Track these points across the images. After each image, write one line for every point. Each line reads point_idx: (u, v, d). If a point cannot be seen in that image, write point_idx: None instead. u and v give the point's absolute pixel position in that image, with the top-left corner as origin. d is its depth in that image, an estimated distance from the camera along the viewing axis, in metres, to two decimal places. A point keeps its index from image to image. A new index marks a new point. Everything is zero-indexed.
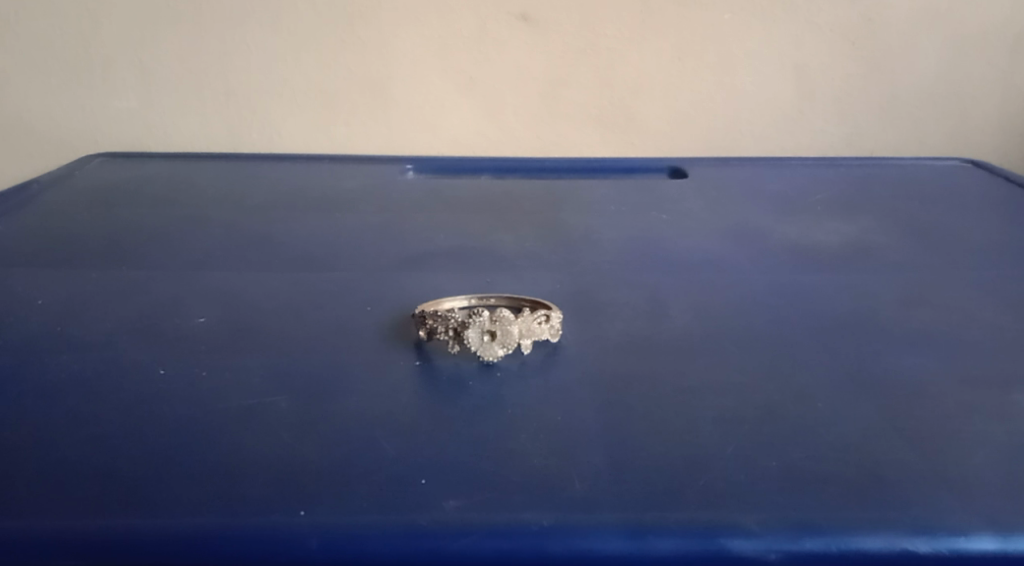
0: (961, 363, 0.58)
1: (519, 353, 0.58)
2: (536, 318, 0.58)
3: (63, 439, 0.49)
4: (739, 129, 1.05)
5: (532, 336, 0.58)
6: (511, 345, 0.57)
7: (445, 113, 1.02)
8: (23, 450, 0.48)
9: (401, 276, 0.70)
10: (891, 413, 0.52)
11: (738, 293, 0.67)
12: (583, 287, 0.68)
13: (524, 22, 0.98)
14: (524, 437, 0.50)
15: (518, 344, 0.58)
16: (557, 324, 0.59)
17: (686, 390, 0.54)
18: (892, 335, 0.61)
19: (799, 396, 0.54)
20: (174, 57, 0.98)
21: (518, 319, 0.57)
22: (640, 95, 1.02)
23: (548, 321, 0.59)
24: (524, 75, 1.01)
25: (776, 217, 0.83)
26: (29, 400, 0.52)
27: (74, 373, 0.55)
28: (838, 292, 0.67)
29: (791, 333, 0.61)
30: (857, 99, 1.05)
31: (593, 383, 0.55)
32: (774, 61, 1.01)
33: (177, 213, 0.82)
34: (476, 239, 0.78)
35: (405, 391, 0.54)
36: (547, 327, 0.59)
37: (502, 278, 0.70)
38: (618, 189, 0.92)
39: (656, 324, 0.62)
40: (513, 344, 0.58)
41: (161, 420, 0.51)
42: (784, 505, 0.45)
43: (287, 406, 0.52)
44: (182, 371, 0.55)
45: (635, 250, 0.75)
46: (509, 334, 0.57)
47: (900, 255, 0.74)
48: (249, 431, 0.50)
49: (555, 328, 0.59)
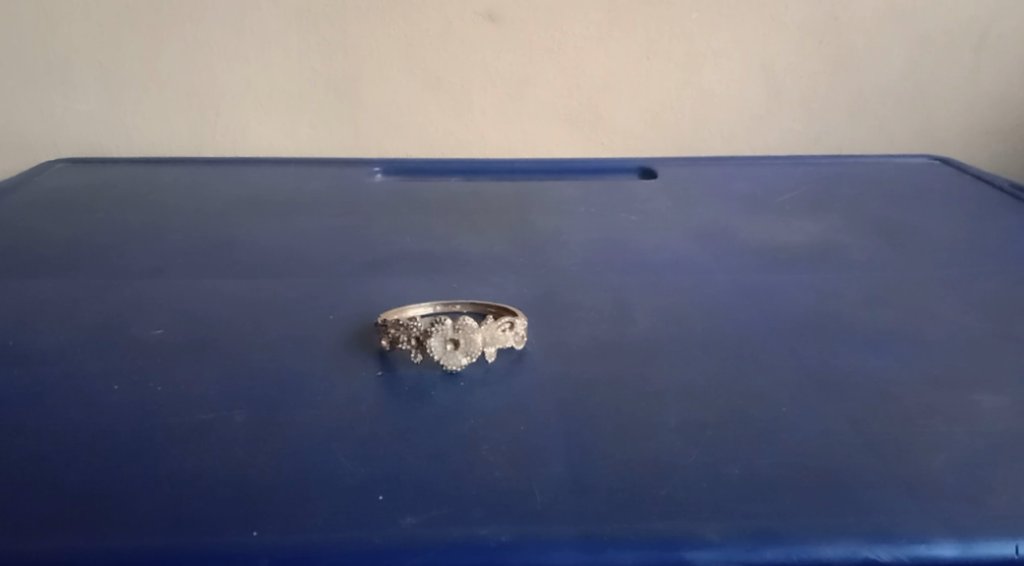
0: (925, 364, 0.58)
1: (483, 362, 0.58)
2: (500, 325, 0.58)
3: (12, 456, 0.48)
4: (709, 129, 1.05)
5: (496, 343, 0.58)
6: (475, 353, 0.57)
7: (414, 114, 1.01)
8: None
9: (365, 282, 0.69)
10: (853, 416, 0.52)
11: (703, 296, 0.67)
12: (549, 290, 0.68)
13: (490, 22, 0.97)
14: (486, 448, 0.49)
15: (483, 352, 0.57)
16: (522, 330, 0.59)
17: (650, 395, 0.54)
18: (856, 336, 0.61)
19: (762, 400, 0.53)
20: (136, 58, 0.97)
21: (482, 327, 0.57)
22: (609, 95, 1.02)
23: (513, 328, 0.59)
24: (492, 76, 1.00)
25: (743, 217, 0.83)
26: None
27: (26, 387, 0.54)
28: (803, 293, 0.67)
29: (756, 335, 0.61)
30: (825, 98, 1.05)
31: (557, 390, 0.55)
32: (742, 60, 1.01)
33: (138, 219, 0.81)
34: (442, 242, 0.77)
35: (366, 401, 0.53)
36: (510, 334, 0.58)
37: (467, 283, 0.69)
38: (586, 190, 0.91)
39: (622, 328, 0.62)
40: (476, 352, 0.57)
41: (114, 436, 0.50)
42: (745, 514, 0.45)
43: (244, 419, 0.51)
44: (138, 384, 0.54)
45: (602, 252, 0.75)
46: (472, 342, 0.57)
47: (866, 255, 0.75)
48: (206, 446, 0.49)
49: (520, 335, 0.59)
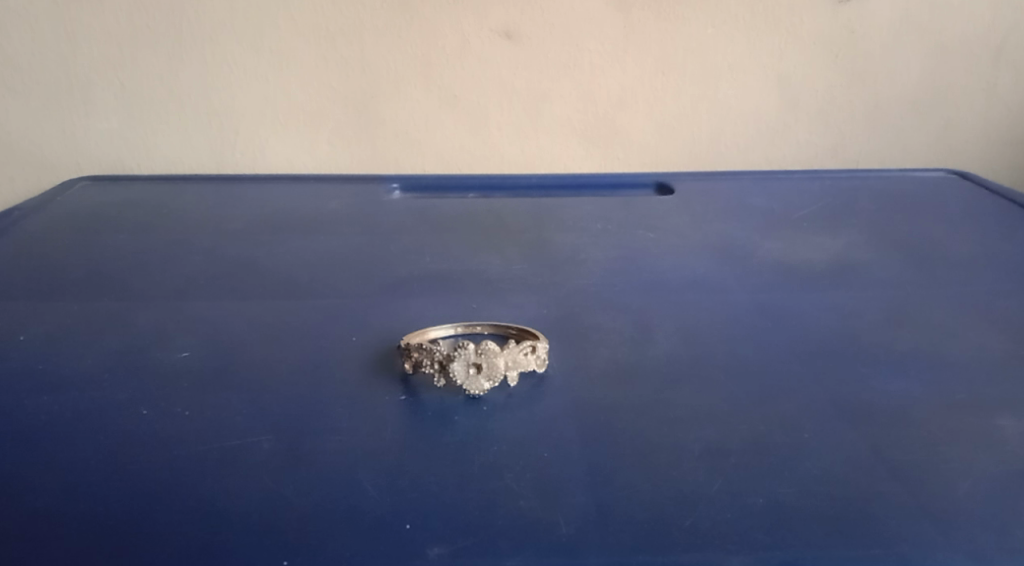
0: (946, 387, 0.58)
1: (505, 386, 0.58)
2: (522, 349, 0.58)
3: (46, 485, 0.49)
4: (726, 143, 1.05)
5: (518, 367, 0.58)
6: (497, 378, 0.57)
7: (431, 130, 1.02)
8: (9, 496, 0.48)
9: (385, 304, 0.69)
10: (876, 442, 0.52)
11: (722, 316, 0.67)
12: (570, 311, 0.68)
13: (507, 38, 0.97)
14: (511, 476, 0.50)
15: (505, 376, 0.58)
16: (543, 354, 0.59)
17: (673, 420, 0.54)
18: (879, 358, 0.61)
19: (785, 425, 0.54)
20: (156, 76, 0.98)
21: (503, 351, 0.57)
22: (625, 110, 1.02)
23: (535, 352, 0.59)
24: (508, 92, 1.00)
25: (761, 234, 0.83)
26: (12, 443, 0.52)
27: (55, 414, 0.55)
28: (824, 313, 0.68)
29: (776, 357, 0.61)
30: (841, 112, 1.05)
31: (580, 414, 0.55)
32: (758, 75, 1.01)
33: (161, 239, 0.82)
34: (462, 262, 0.78)
35: (390, 427, 0.54)
36: (533, 357, 0.58)
37: (488, 304, 0.70)
38: (603, 206, 0.91)
39: (642, 350, 0.62)
40: (499, 376, 0.58)
41: (142, 464, 0.50)
42: (771, 545, 0.45)
43: (271, 445, 0.52)
44: (166, 409, 0.55)
45: (620, 271, 0.75)
46: (495, 367, 0.57)
47: (886, 274, 0.75)
48: (234, 474, 0.50)
49: (542, 358, 0.59)
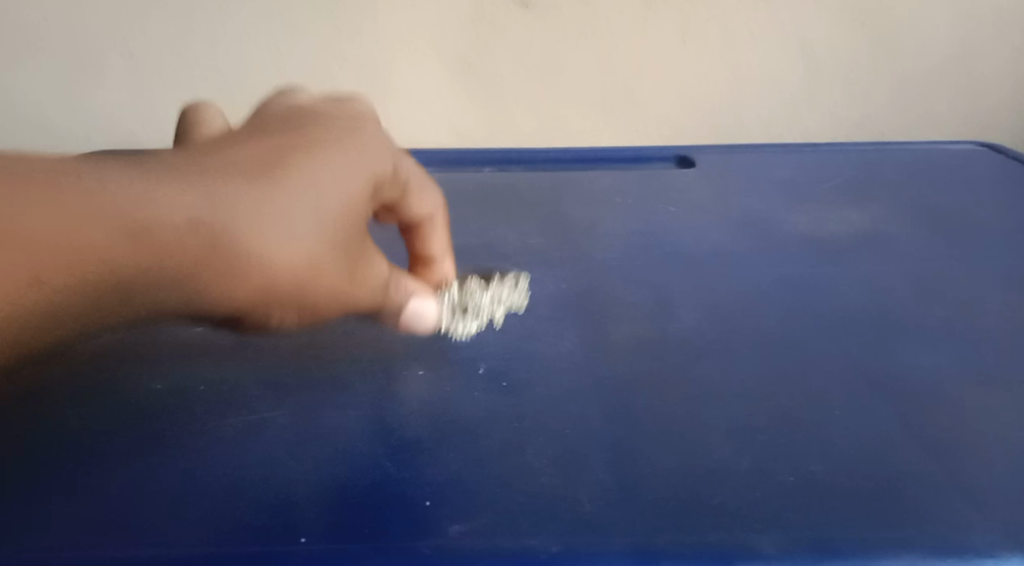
0: (979, 362, 0.56)
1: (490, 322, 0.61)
2: (504, 287, 0.62)
3: (59, 457, 0.49)
4: (747, 117, 1.02)
5: (501, 305, 0.62)
6: (482, 319, 0.60)
7: (445, 99, 1.00)
8: (22, 468, 0.48)
9: (401, 277, 0.68)
10: (909, 418, 0.51)
11: (747, 292, 0.65)
12: (589, 285, 0.67)
13: (525, 8, 0.94)
14: (533, 451, 0.49)
15: (489, 317, 0.61)
16: (524, 287, 0.63)
17: (698, 397, 0.53)
18: (909, 334, 0.59)
19: (815, 401, 0.52)
20: (166, 45, 0.96)
21: (487, 292, 0.61)
22: (643, 81, 1.00)
23: (515, 287, 0.63)
24: (523, 61, 0.98)
25: (784, 208, 0.81)
26: (24, 407, 0.52)
27: (61, 375, 0.54)
28: (852, 288, 0.66)
29: (802, 334, 0.59)
30: (867, 83, 1.00)
31: (601, 390, 0.54)
32: (781, 47, 0.97)
33: None
34: (478, 237, 0.76)
35: (406, 402, 0.53)
36: (515, 294, 0.62)
37: (505, 279, 0.68)
38: (622, 180, 0.89)
39: (664, 327, 0.61)
40: (484, 318, 0.60)
41: (154, 436, 0.50)
42: (802, 525, 0.44)
43: (285, 419, 0.51)
44: (177, 376, 0.54)
45: (641, 246, 0.74)
46: (479, 307, 0.60)
47: (915, 248, 0.73)
48: (247, 448, 0.49)
49: (523, 293, 0.63)
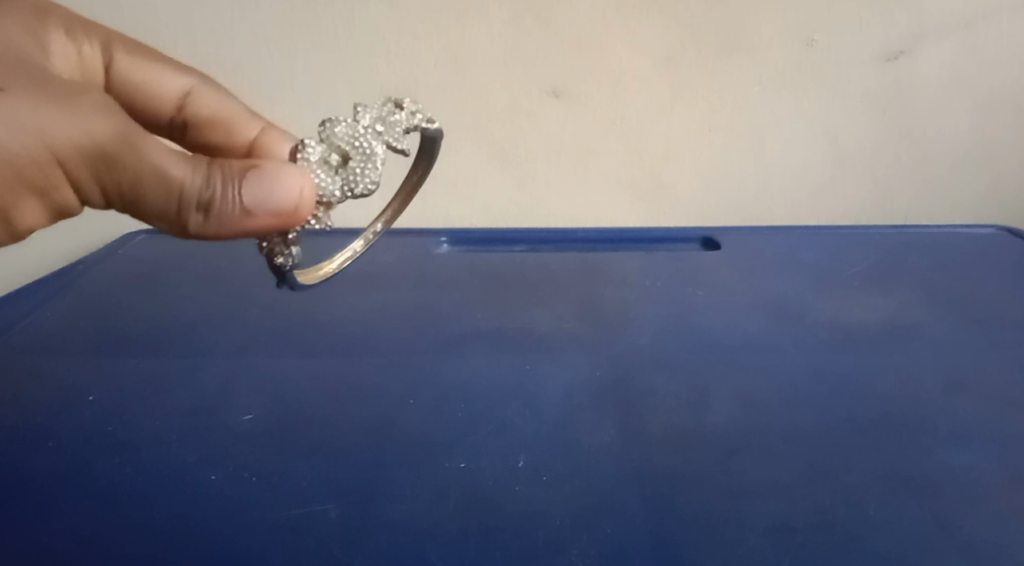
0: (1006, 458, 0.59)
1: (367, 150, 0.59)
2: (385, 113, 0.60)
3: (134, 555, 0.53)
4: (772, 199, 1.01)
5: (364, 139, 0.59)
6: (349, 167, 0.58)
7: (479, 185, 0.98)
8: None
9: (439, 360, 0.70)
10: (938, 518, 0.54)
11: (779, 382, 0.67)
12: (623, 372, 0.69)
13: (556, 96, 0.92)
14: (579, 550, 0.53)
15: (362, 155, 0.59)
16: (412, 111, 0.61)
17: (736, 493, 0.56)
18: (937, 427, 0.62)
19: (849, 500, 0.55)
20: None
21: (345, 143, 0.58)
22: (670, 164, 0.97)
23: (402, 109, 0.61)
24: (555, 147, 0.95)
25: (812, 295, 0.82)
26: (100, 508, 0.56)
27: (128, 477, 0.59)
28: (881, 379, 0.67)
29: (833, 427, 0.62)
30: (891, 169, 0.99)
31: (642, 484, 0.57)
32: (807, 132, 0.96)
33: (220, 292, 0.83)
34: (510, 320, 0.77)
35: (455, 496, 0.56)
36: (403, 115, 0.61)
37: (541, 364, 0.70)
38: (651, 262, 0.91)
39: (700, 418, 0.63)
40: (355, 157, 0.58)
41: (217, 532, 0.54)
42: None
43: (337, 513, 0.55)
44: (234, 474, 0.58)
45: (672, 331, 0.75)
46: (345, 170, 0.58)
47: (941, 336, 0.74)
48: (303, 544, 0.53)
49: (412, 113, 0.61)
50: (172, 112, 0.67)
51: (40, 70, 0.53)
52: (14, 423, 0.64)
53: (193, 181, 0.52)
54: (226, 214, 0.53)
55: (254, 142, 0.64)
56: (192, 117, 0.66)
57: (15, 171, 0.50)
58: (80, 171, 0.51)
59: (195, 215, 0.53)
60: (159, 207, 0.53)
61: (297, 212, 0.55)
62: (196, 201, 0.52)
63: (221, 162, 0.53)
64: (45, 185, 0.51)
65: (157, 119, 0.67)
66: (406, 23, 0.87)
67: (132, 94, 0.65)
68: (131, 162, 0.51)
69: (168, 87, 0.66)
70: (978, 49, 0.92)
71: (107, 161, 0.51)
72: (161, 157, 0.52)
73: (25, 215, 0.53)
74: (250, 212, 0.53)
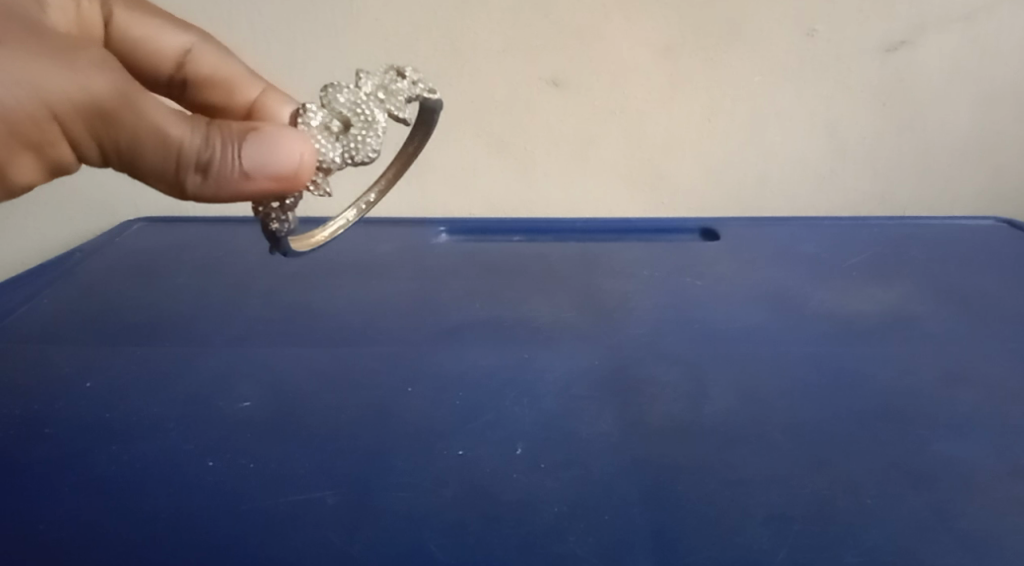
0: (1004, 450, 0.59)
1: (369, 118, 0.58)
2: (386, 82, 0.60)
3: (131, 539, 0.53)
4: (771, 190, 1.01)
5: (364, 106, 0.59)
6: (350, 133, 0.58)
7: (478, 174, 0.97)
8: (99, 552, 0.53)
9: (438, 350, 0.70)
10: (935, 509, 0.54)
11: (779, 373, 0.67)
12: (622, 362, 0.69)
13: (555, 87, 0.92)
14: (576, 539, 0.53)
15: (362, 122, 0.58)
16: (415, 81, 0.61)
17: (734, 483, 0.56)
18: (937, 418, 0.62)
19: (846, 490, 0.55)
20: None
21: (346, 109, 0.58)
22: (670, 155, 0.97)
23: (404, 78, 0.61)
24: (555, 137, 0.95)
25: (812, 285, 0.82)
26: (97, 494, 0.56)
27: (126, 464, 0.59)
28: (880, 369, 0.67)
29: (832, 418, 0.61)
30: (892, 160, 0.99)
31: (639, 473, 0.57)
32: (808, 124, 0.96)
33: (218, 280, 0.83)
34: (509, 309, 0.77)
35: (452, 485, 0.56)
36: (406, 83, 0.61)
37: (540, 354, 0.70)
38: (650, 252, 0.90)
39: (699, 408, 0.63)
40: (356, 124, 0.58)
41: (213, 519, 0.55)
42: None
43: (334, 501, 0.55)
44: (231, 462, 0.58)
45: (672, 321, 0.75)
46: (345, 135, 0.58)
47: (941, 327, 0.74)
48: (300, 532, 0.54)
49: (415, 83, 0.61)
50: (172, 69, 0.66)
51: (36, 21, 0.51)
52: (12, 411, 0.64)
53: (192, 141, 0.52)
54: (225, 176, 0.53)
55: (253, 103, 0.65)
56: (192, 76, 0.66)
57: (11, 127, 0.49)
58: (79, 130, 0.51)
59: (193, 176, 0.53)
60: (156, 166, 0.52)
61: (298, 177, 0.55)
62: (194, 162, 0.52)
63: (221, 124, 0.53)
64: (42, 141, 0.51)
65: (156, 75, 0.66)
66: (407, 13, 0.87)
67: (131, 51, 0.65)
68: (131, 121, 0.51)
69: (166, 44, 0.66)
70: (980, 42, 0.92)
71: (106, 119, 0.50)
72: (160, 116, 0.51)
73: (20, 171, 0.53)
74: (249, 173, 0.53)
